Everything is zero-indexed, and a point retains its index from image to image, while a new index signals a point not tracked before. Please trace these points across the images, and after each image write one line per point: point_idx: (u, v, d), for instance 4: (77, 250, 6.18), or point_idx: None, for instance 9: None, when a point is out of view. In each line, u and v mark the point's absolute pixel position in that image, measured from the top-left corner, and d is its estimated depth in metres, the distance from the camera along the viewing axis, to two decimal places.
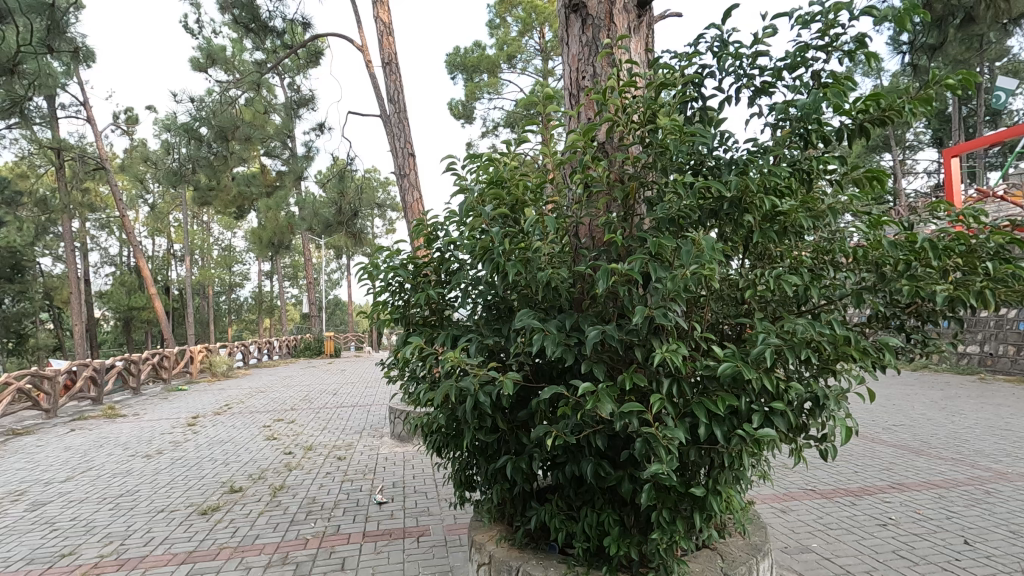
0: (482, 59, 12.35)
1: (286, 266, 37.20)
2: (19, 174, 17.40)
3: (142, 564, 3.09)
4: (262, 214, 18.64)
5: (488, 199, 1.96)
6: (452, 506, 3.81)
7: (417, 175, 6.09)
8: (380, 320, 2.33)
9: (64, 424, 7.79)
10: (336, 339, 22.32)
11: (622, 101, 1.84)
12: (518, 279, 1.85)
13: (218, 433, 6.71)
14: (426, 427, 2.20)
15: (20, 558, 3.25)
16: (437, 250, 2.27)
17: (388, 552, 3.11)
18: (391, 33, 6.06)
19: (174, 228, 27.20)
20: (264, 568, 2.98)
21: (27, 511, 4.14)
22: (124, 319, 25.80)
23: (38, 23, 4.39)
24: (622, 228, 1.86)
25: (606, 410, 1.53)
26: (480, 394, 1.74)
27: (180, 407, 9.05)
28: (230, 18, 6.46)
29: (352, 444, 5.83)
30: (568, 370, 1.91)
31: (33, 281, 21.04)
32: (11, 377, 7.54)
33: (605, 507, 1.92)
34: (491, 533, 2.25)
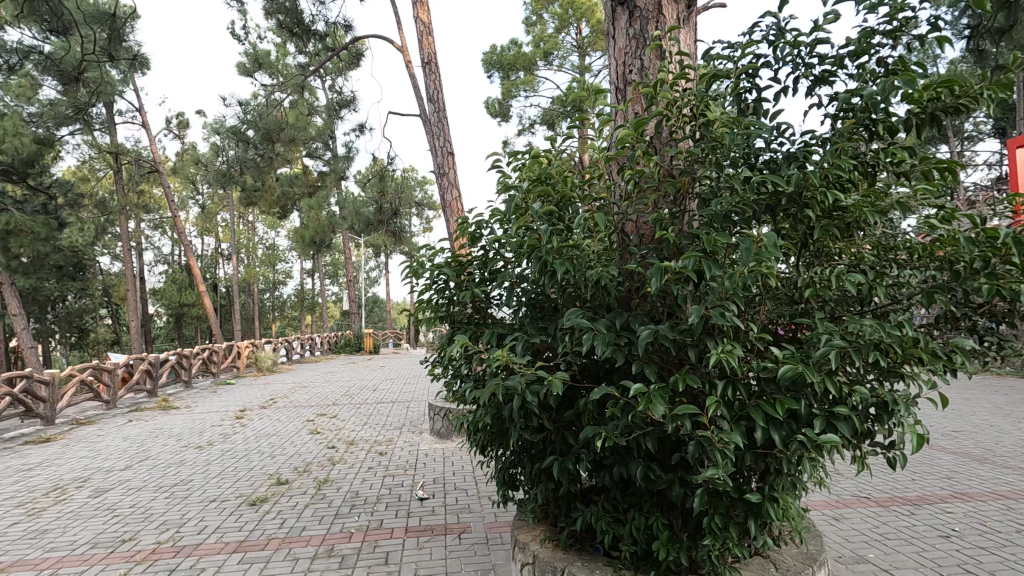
0: (519, 57, 12.36)
1: (327, 265, 38.18)
2: (80, 177, 18.33)
3: (196, 551, 3.20)
4: (305, 214, 19.07)
5: (535, 197, 1.94)
6: (493, 504, 3.81)
7: (456, 174, 6.12)
8: (424, 319, 2.35)
9: (123, 415, 8.19)
10: (375, 336, 22.75)
11: (672, 94, 1.78)
12: (565, 279, 1.82)
13: (265, 426, 6.93)
14: (469, 426, 2.20)
15: (86, 542, 3.43)
16: (481, 248, 2.28)
17: (431, 548, 3.14)
18: (431, 33, 6.10)
19: (222, 227, 28.17)
20: (311, 559, 3.05)
21: (91, 497, 4.36)
22: (176, 316, 27.00)
23: (102, 33, 4.55)
24: (674, 225, 1.81)
25: (658, 412, 1.49)
26: (528, 394, 1.72)
27: (229, 400, 9.39)
28: (275, 23, 6.59)
29: (392, 440, 5.91)
30: (616, 369, 1.87)
31: (94, 279, 22.23)
32: (75, 369, 7.97)
33: (653, 510, 1.86)
34: (534, 533, 2.23)
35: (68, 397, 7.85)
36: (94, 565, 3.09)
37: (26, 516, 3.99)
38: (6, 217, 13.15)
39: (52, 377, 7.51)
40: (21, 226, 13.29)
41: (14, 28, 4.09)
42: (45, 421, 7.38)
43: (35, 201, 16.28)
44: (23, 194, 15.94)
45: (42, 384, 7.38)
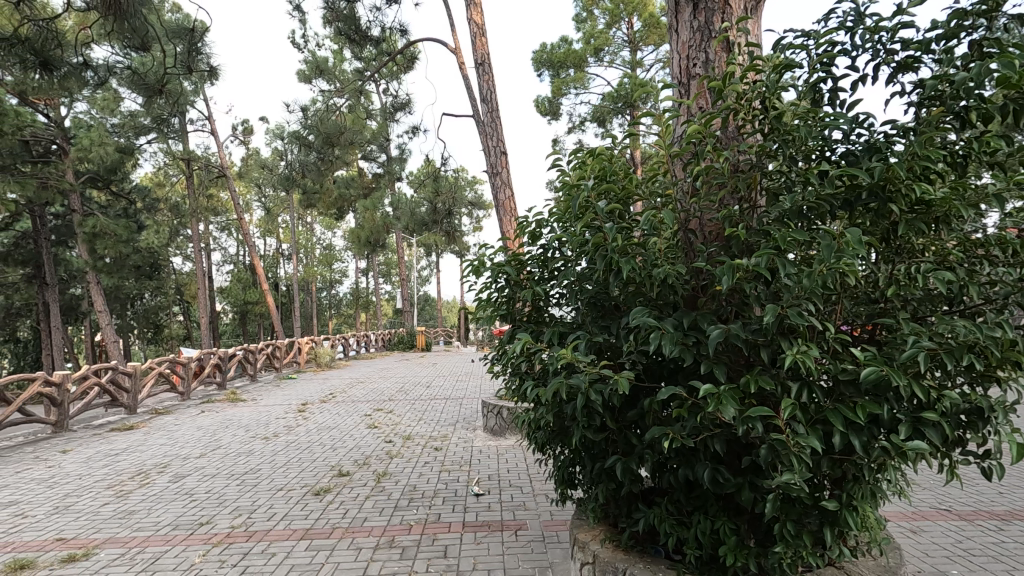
0: (569, 55, 12.28)
1: (381, 264, 39.22)
2: (156, 183, 19.58)
3: (267, 536, 3.37)
4: (361, 215, 19.54)
5: (599, 195, 1.92)
6: (549, 503, 3.81)
7: (509, 173, 6.16)
8: (486, 317, 2.40)
9: (196, 406, 8.72)
10: (427, 333, 23.16)
11: (742, 87, 1.72)
12: (629, 278, 1.80)
13: (326, 420, 7.20)
14: (529, 425, 2.21)
15: (168, 523, 3.68)
16: (540, 246, 2.30)
17: (488, 544, 3.17)
18: (484, 34, 6.16)
19: (283, 228, 29.43)
20: (374, 549, 3.15)
21: (170, 482, 4.67)
22: (241, 312, 28.44)
23: (180, 47, 4.85)
24: (743, 220, 1.76)
25: (729, 414, 1.45)
26: (591, 393, 1.71)
27: (291, 394, 9.82)
28: (333, 31, 6.78)
29: (447, 436, 6.01)
30: (682, 370, 1.84)
31: (168, 278, 23.70)
32: (154, 362, 8.55)
33: (720, 515, 1.81)
34: (594, 533, 2.22)
35: (147, 388, 8.43)
36: (175, 545, 3.31)
37: (116, 497, 4.32)
38: (92, 221, 14.22)
39: (134, 369, 8.08)
40: (106, 229, 14.33)
41: (96, 46, 4.34)
42: (128, 410, 7.95)
43: (117, 206, 17.52)
44: (107, 199, 17.15)
45: (125, 376, 7.96)
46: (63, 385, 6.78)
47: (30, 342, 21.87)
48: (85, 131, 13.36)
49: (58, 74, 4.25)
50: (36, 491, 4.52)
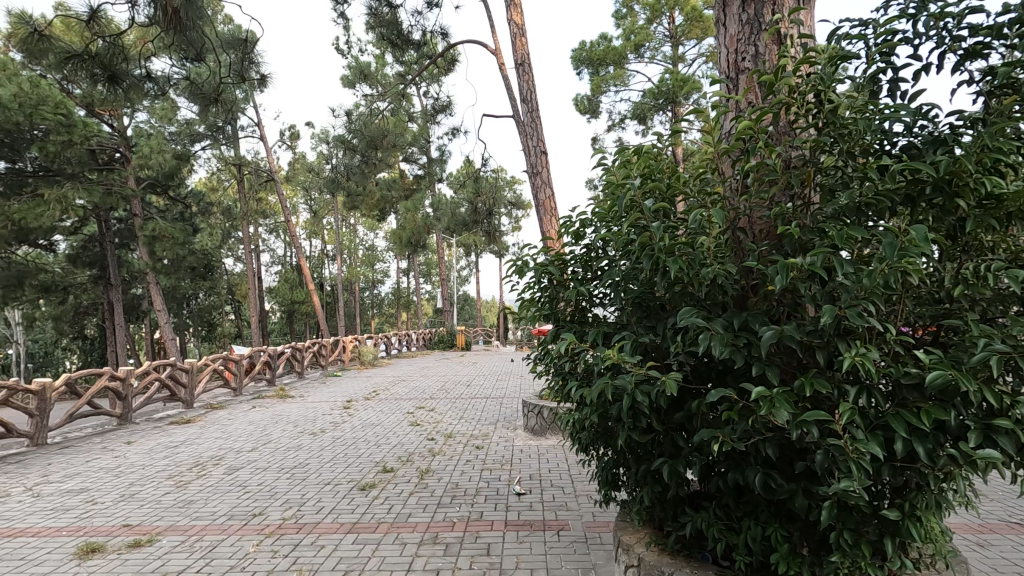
0: (609, 52, 12.15)
1: (421, 264, 39.81)
2: (210, 188, 20.48)
3: (317, 529, 3.48)
4: (402, 216, 19.87)
5: (646, 194, 1.90)
6: (591, 504, 3.79)
7: (549, 172, 6.15)
8: (529, 317, 2.42)
9: (248, 402, 9.08)
10: (467, 333, 23.36)
11: (796, 80, 1.67)
12: (677, 277, 1.77)
13: (370, 417, 7.38)
14: (573, 425, 2.20)
15: (224, 513, 3.84)
16: (584, 245, 2.29)
17: (531, 543, 3.18)
18: (524, 33, 6.17)
19: (328, 230, 30.26)
20: (418, 544, 3.21)
21: (225, 473, 4.88)
22: (289, 311, 29.41)
23: (235, 58, 5.06)
24: (796, 218, 1.71)
25: (783, 417, 1.41)
26: (638, 394, 1.70)
27: (336, 391, 10.09)
28: (376, 36, 6.90)
29: (488, 435, 6.05)
30: (731, 371, 1.79)
31: (221, 278, 24.76)
32: (209, 359, 8.95)
33: (772, 521, 1.76)
34: (639, 536, 2.19)
35: (203, 384, 8.83)
36: (231, 534, 3.46)
37: (175, 487, 4.54)
38: (152, 224, 15.00)
39: (191, 366, 8.48)
40: (164, 232, 15.11)
41: (155, 59, 4.57)
42: (186, 405, 8.34)
43: (174, 210, 18.41)
44: (165, 203, 18.06)
45: (183, 371, 8.37)
46: (127, 379, 7.17)
47: (96, 339, 23.25)
48: (145, 140, 14.08)
49: (122, 87, 4.48)
50: (104, 479, 4.81)
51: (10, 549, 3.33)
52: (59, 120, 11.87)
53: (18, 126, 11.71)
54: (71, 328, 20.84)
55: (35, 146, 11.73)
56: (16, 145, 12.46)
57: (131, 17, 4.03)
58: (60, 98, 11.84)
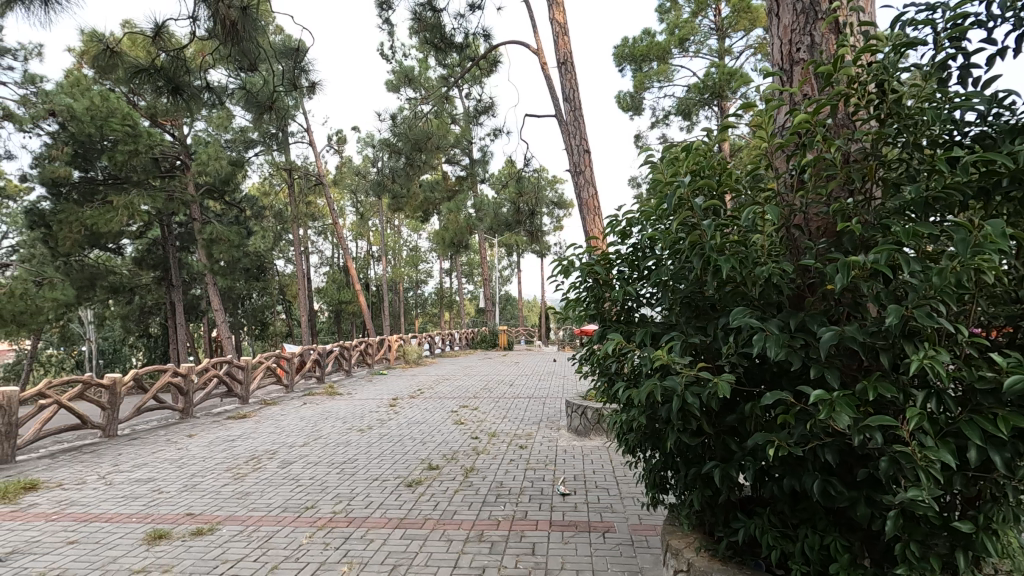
0: (652, 47, 11.93)
1: (464, 265, 40.21)
2: (263, 192, 21.31)
3: (366, 523, 3.57)
4: (445, 217, 20.11)
5: (696, 191, 1.86)
6: (637, 507, 3.73)
7: (592, 171, 6.09)
8: (574, 317, 2.41)
9: (299, 398, 9.40)
10: (509, 333, 23.41)
11: (857, 70, 1.60)
12: (730, 277, 1.72)
13: (415, 414, 7.51)
14: (620, 426, 2.18)
15: (278, 506, 4.00)
16: (631, 244, 2.27)
17: (576, 544, 3.17)
18: (566, 32, 6.13)
19: (373, 232, 30.97)
20: (464, 541, 3.25)
21: (279, 467, 5.07)
22: (336, 311, 30.27)
23: (288, 66, 5.24)
24: (857, 213, 1.64)
25: (844, 422, 1.35)
26: (688, 396, 1.66)
27: (383, 389, 10.32)
28: (420, 40, 6.99)
29: (532, 434, 6.06)
30: (787, 373, 1.73)
31: (273, 279, 25.74)
32: (263, 356, 9.33)
33: (830, 529, 1.69)
34: (688, 540, 2.14)
35: (257, 380, 9.20)
36: (286, 526, 3.59)
37: (233, 479, 4.76)
38: (210, 228, 15.76)
39: (246, 363, 8.86)
40: (220, 235, 15.84)
41: (213, 70, 4.78)
42: (242, 400, 8.72)
43: (230, 214, 19.27)
44: (221, 208, 18.92)
45: (239, 368, 8.76)
46: (188, 375, 7.56)
47: (159, 337, 24.58)
48: (204, 148, 14.77)
49: (184, 98, 4.70)
50: (168, 470, 5.08)
51: (87, 533, 3.57)
52: (126, 131, 12.69)
53: (89, 138, 12.51)
54: (137, 327, 22.10)
55: (105, 155, 12.53)
56: (88, 155, 13.32)
57: (193, 31, 4.22)
58: (127, 110, 12.61)
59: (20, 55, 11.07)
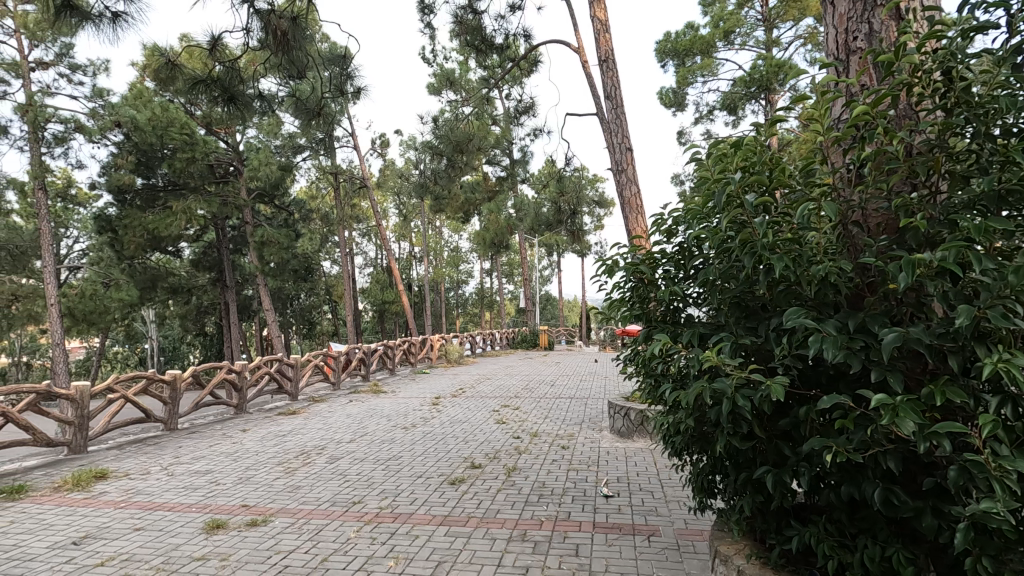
0: (696, 41, 11.66)
1: (504, 265, 40.37)
2: (310, 196, 22.01)
3: (411, 519, 3.64)
4: (486, 217, 20.25)
5: (747, 187, 1.80)
6: (683, 510, 3.66)
7: (635, 169, 6.01)
8: (618, 317, 2.39)
9: (345, 396, 9.67)
10: (550, 332, 23.35)
11: (921, 57, 1.51)
12: (784, 276, 1.66)
13: (457, 413, 7.59)
14: (666, 429, 2.14)
15: (327, 500, 4.12)
16: (677, 243, 2.22)
17: (620, 546, 3.13)
18: (607, 29, 6.07)
19: (415, 233, 31.50)
20: (507, 540, 3.27)
21: (328, 462, 5.23)
22: (380, 310, 30.93)
23: (336, 72, 5.41)
24: (921, 209, 1.55)
25: (908, 427, 1.29)
26: (738, 398, 1.62)
27: (426, 387, 10.48)
28: (460, 43, 7.05)
29: (573, 435, 6.02)
30: (845, 376, 1.66)
31: (320, 280, 26.53)
32: (312, 355, 9.64)
33: (892, 540, 1.61)
34: (738, 547, 2.08)
35: (306, 378, 9.51)
36: (334, 519, 3.70)
37: (285, 472, 4.93)
38: (261, 231, 16.38)
39: (296, 361, 9.18)
40: (271, 238, 16.45)
41: (264, 78, 4.91)
42: (291, 397, 9.04)
43: (280, 217, 19.99)
44: (272, 211, 19.65)
45: (289, 366, 9.08)
46: (242, 372, 7.89)
47: (215, 336, 25.75)
48: (255, 154, 15.37)
49: (237, 106, 4.90)
50: (225, 463, 5.32)
51: (151, 521, 3.77)
52: (184, 139, 13.37)
53: (151, 147, 13.22)
54: (194, 326, 23.22)
55: (166, 163, 13.31)
56: (150, 164, 14.08)
57: (246, 43, 4.38)
58: (185, 120, 13.27)
59: (88, 71, 11.81)
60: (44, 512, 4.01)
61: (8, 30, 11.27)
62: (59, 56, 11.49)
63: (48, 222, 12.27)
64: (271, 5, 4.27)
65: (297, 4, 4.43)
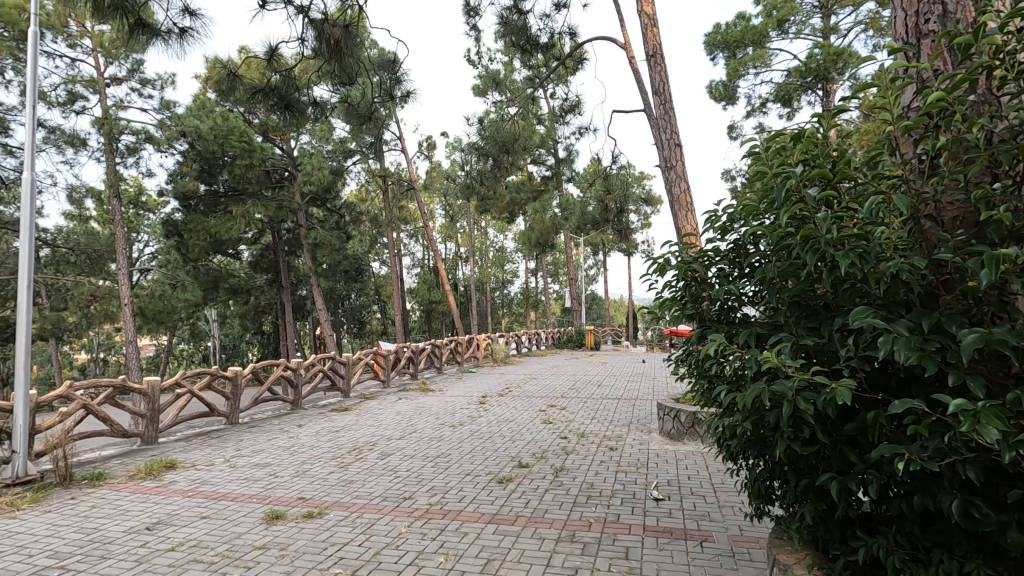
0: (747, 32, 11.27)
1: (549, 264, 40.26)
2: (360, 199, 22.62)
3: (460, 516, 3.68)
4: (531, 217, 20.24)
5: (809, 181, 1.72)
6: (738, 517, 3.54)
7: (684, 166, 5.87)
8: (670, 316, 2.34)
9: (395, 393, 9.89)
10: (597, 332, 23.11)
11: (1005, 37, 1.40)
12: (850, 273, 1.58)
13: (504, 412, 7.63)
14: (721, 432, 2.07)
15: (379, 495, 4.22)
16: (732, 240, 2.16)
17: (672, 551, 3.06)
18: (655, 24, 5.95)
19: (461, 233, 31.85)
20: (556, 540, 3.26)
21: (379, 459, 5.35)
22: (428, 310, 31.43)
23: (386, 78, 5.55)
24: (1004, 200, 1.44)
25: (992, 435, 1.21)
26: (800, 401, 1.56)
27: (472, 386, 10.59)
28: (505, 44, 7.06)
29: (622, 436, 5.94)
30: (918, 380, 1.57)
31: (369, 281, 27.22)
32: (362, 353, 9.90)
33: (970, 555, 1.51)
34: (798, 556, 2.00)
35: (357, 376, 9.79)
36: (386, 514, 3.79)
37: (338, 467, 5.09)
38: (314, 233, 16.96)
39: (348, 359, 9.46)
40: (323, 240, 16.99)
41: (318, 86, 5.07)
42: (344, 394, 9.32)
43: (332, 220, 20.63)
44: (324, 214, 20.31)
45: (341, 364, 9.37)
46: (297, 369, 8.20)
47: (271, 334, 26.85)
48: (308, 159, 15.92)
49: (293, 114, 5.08)
50: (282, 457, 5.53)
51: (216, 510, 3.97)
52: (243, 147, 14.05)
53: (213, 155, 13.92)
54: (253, 325, 24.28)
55: (227, 170, 14.03)
56: (212, 171, 14.83)
57: (300, 51, 4.53)
58: (244, 129, 13.92)
59: (157, 84, 12.55)
60: (120, 498, 4.29)
61: (87, 50, 12.12)
62: (131, 72, 12.26)
63: (122, 227, 13.12)
64: (324, 14, 4.42)
65: (351, 12, 4.57)
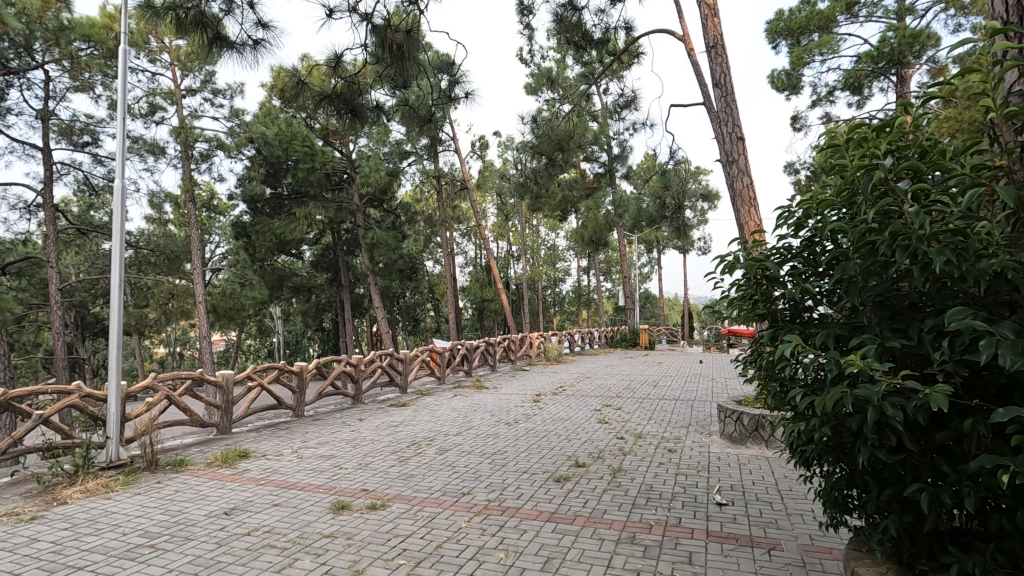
0: (813, 17, 10.71)
1: (601, 263, 39.71)
2: (415, 199, 23.08)
3: (519, 514, 3.71)
4: (585, 215, 20.02)
5: (899, 174, 1.62)
6: (809, 526, 3.39)
7: (747, 160, 5.66)
8: (737, 316, 2.27)
9: (450, 390, 10.05)
10: (652, 331, 22.62)
11: None
12: (944, 270, 1.49)
13: (559, 411, 7.61)
14: (792, 437, 1.99)
15: (438, 489, 4.31)
16: (806, 236, 2.06)
17: (738, 559, 2.97)
18: (716, 14, 5.75)
19: (513, 232, 31.93)
20: (616, 541, 3.23)
21: (437, 453, 5.47)
22: (481, 308, 31.67)
23: (443, 79, 5.63)
24: None
25: None
26: (887, 406, 1.48)
27: (527, 384, 10.61)
28: (559, 41, 7.01)
29: (681, 438, 5.80)
30: (1021, 385, 1.47)
31: (423, 279, 27.69)
32: (419, 350, 10.10)
33: None
34: (881, 569, 1.89)
35: (414, 372, 10.00)
36: (446, 509, 3.86)
37: (398, 461, 5.23)
38: (372, 234, 17.46)
39: (405, 356, 9.69)
40: (380, 240, 17.46)
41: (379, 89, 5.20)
42: (401, 389, 9.56)
43: (388, 220, 21.16)
44: (381, 215, 20.87)
45: (399, 361, 9.61)
46: (358, 365, 8.48)
47: (331, 331, 27.83)
48: (366, 162, 16.35)
49: (356, 119, 5.24)
50: (346, 449, 5.74)
51: (287, 498, 4.16)
52: (305, 151, 14.68)
53: (279, 159, 14.58)
54: (314, 322, 25.29)
55: (291, 173, 14.69)
56: (277, 175, 15.52)
57: (362, 57, 4.68)
58: (305, 133, 14.50)
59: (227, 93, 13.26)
60: (200, 484, 4.58)
61: (166, 64, 12.96)
62: (204, 82, 13.03)
63: (197, 229, 13.98)
64: (386, 20, 4.55)
65: (410, 17, 4.69)
